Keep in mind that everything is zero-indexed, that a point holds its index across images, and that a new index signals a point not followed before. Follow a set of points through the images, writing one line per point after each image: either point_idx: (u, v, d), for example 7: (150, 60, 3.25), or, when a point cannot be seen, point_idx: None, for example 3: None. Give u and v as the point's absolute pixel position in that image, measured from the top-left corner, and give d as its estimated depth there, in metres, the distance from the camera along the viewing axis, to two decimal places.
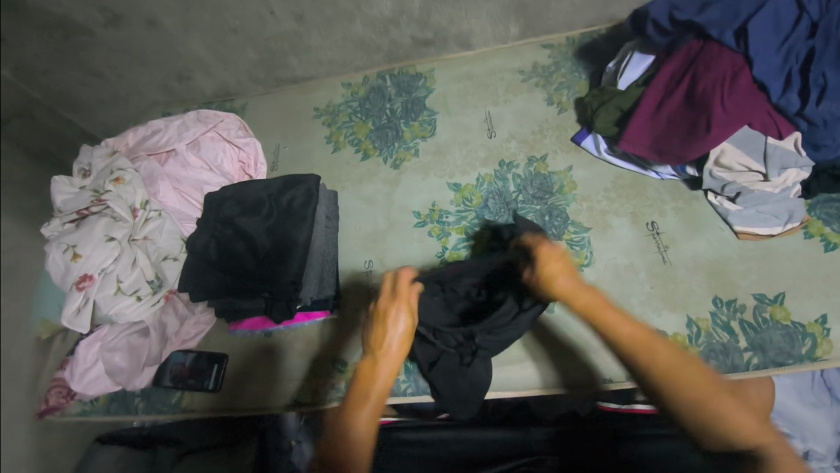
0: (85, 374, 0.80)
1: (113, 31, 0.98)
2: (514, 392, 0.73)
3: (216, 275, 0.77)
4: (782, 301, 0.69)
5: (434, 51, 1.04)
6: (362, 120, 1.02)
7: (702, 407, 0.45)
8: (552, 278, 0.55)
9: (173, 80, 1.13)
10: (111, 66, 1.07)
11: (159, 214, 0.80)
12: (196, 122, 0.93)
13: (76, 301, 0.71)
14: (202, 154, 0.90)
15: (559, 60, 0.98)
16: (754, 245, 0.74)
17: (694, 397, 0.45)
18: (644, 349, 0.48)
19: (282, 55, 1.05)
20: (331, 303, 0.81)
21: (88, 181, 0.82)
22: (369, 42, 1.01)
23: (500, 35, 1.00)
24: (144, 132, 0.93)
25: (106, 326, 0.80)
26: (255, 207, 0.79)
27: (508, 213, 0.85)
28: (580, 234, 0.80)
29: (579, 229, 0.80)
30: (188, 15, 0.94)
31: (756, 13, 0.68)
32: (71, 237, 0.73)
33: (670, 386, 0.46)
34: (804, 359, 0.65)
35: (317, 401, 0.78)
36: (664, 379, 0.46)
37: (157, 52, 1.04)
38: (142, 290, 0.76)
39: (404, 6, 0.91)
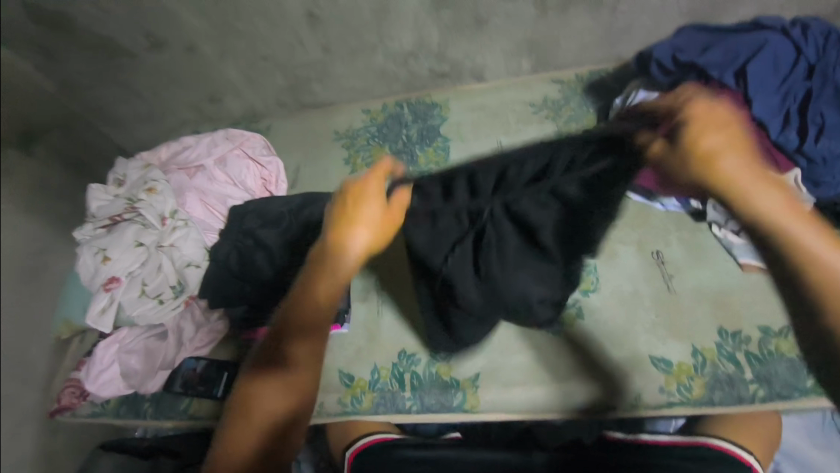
0: (100, 374, 0.82)
1: (155, 55, 1.05)
2: (518, 415, 0.73)
3: (237, 283, 0.81)
4: (787, 334, 0.69)
5: (450, 82, 1.11)
6: (380, 144, 1.09)
7: (798, 253, 0.45)
8: (713, 153, 0.46)
9: (205, 101, 1.21)
10: (149, 85, 1.15)
11: (186, 223, 0.84)
12: (224, 140, 1.00)
13: (101, 302, 0.78)
14: (227, 170, 0.95)
15: (568, 94, 1.03)
16: (758, 278, 0.75)
17: (804, 252, 0.45)
18: (759, 198, 0.46)
19: (307, 82, 1.12)
20: (343, 317, 0.84)
21: (122, 189, 0.88)
22: (390, 72, 1.08)
23: (512, 70, 1.06)
24: (176, 147, 1.00)
25: (124, 329, 0.83)
26: (275, 221, 0.83)
27: None
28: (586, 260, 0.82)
29: None
30: (225, 43, 1.02)
31: (753, 56, 0.73)
32: (102, 241, 0.80)
33: (774, 226, 0.46)
34: (810, 394, 0.65)
35: (322, 414, 0.78)
36: (785, 227, 0.45)
37: (193, 74, 1.12)
38: (164, 294, 0.81)
39: (424, 41, 0.98)
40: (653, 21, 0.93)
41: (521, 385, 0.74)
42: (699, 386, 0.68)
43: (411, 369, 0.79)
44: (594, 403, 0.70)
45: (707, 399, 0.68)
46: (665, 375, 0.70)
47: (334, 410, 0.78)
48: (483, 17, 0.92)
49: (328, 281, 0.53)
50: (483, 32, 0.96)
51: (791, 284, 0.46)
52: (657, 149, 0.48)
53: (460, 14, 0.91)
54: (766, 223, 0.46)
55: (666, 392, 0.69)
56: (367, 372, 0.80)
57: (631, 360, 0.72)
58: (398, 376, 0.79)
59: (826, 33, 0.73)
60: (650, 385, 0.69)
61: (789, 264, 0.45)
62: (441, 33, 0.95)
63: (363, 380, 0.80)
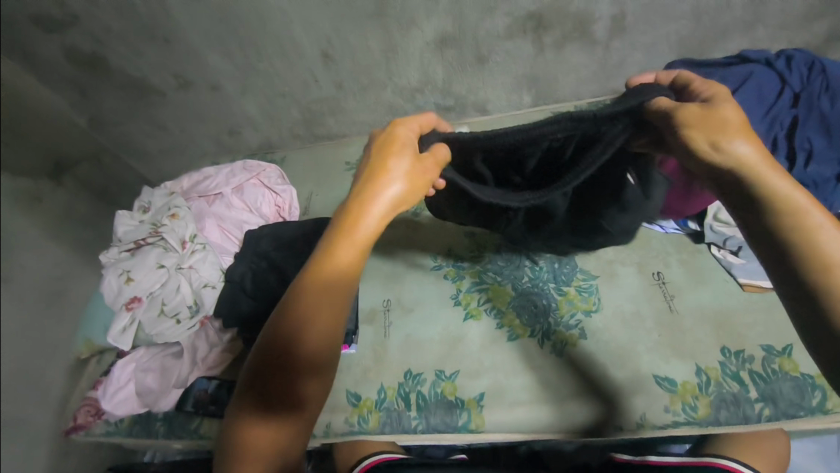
0: (115, 393, 0.85)
1: (181, 93, 1.14)
2: (523, 435, 0.73)
3: (248, 302, 0.84)
4: (791, 352, 0.70)
5: (454, 115, 1.18)
6: None
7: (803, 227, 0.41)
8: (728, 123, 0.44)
9: (225, 134, 1.30)
10: (175, 121, 1.24)
11: (204, 247, 0.89)
12: (242, 170, 1.07)
13: (122, 321, 0.84)
14: (244, 198, 1.01)
15: None
16: (761, 297, 0.76)
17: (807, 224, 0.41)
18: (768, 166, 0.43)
19: (321, 116, 1.20)
20: (350, 338, 0.85)
21: (147, 215, 0.95)
22: (398, 106, 1.15)
23: (514, 103, 1.13)
24: (197, 177, 1.07)
25: (142, 348, 0.88)
26: (288, 243, 0.88)
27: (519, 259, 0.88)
28: (587, 281, 0.84)
29: (586, 276, 0.84)
30: (246, 81, 1.10)
31: (740, 88, 0.77)
32: (127, 263, 0.86)
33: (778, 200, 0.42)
34: (816, 412, 0.65)
35: (329, 434, 0.79)
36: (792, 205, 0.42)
37: (215, 110, 1.20)
38: (181, 314, 0.85)
39: (429, 77, 1.05)
40: (644, 57, 0.99)
41: (526, 404, 0.74)
42: (704, 405, 0.69)
43: (417, 389, 0.80)
44: (600, 422, 0.70)
45: (713, 419, 0.68)
46: (668, 394, 0.70)
47: (341, 430, 0.79)
48: (484, 55, 0.99)
49: (354, 235, 0.51)
50: (485, 69, 1.02)
51: (783, 260, 0.42)
52: (689, 113, 0.44)
53: (463, 53, 0.98)
54: (773, 198, 0.42)
55: (671, 411, 0.69)
56: (374, 391, 0.82)
57: (636, 379, 0.72)
58: (404, 395, 0.80)
59: (810, 63, 0.78)
60: (655, 404, 0.70)
61: (792, 240, 0.41)
62: (445, 69, 1.03)
63: (370, 400, 0.81)
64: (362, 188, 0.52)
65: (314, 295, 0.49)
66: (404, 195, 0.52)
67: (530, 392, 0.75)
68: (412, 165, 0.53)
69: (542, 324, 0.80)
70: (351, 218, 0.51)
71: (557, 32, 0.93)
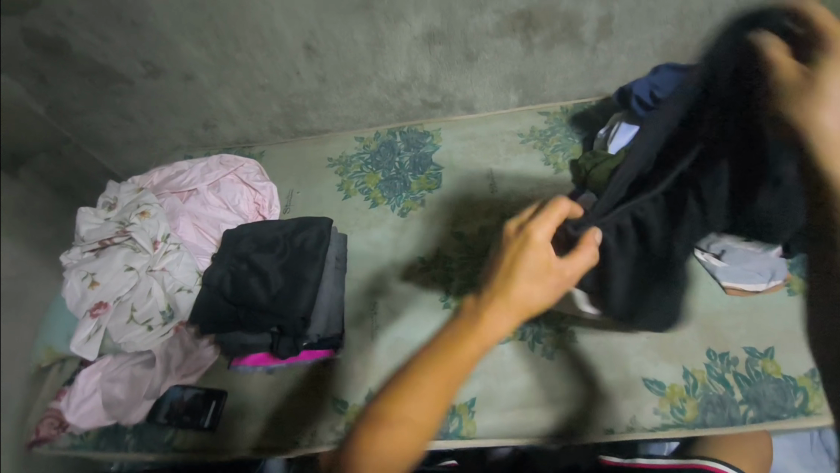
0: (80, 405, 0.78)
1: (151, 82, 1.07)
2: (514, 440, 0.72)
3: (228, 307, 0.80)
4: (772, 355, 0.72)
5: (441, 112, 1.15)
6: (373, 171, 1.11)
7: None
8: None
9: (199, 127, 1.22)
10: (143, 112, 1.16)
11: (178, 247, 0.84)
12: (218, 165, 1.01)
13: (87, 328, 0.76)
14: (221, 195, 0.96)
15: (554, 126, 1.09)
16: (742, 300, 0.79)
17: None
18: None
19: (302, 110, 1.15)
20: (337, 342, 0.82)
21: (113, 213, 0.88)
22: (383, 102, 1.12)
23: (501, 102, 1.11)
24: (169, 172, 1.00)
25: (108, 356, 0.81)
26: (270, 245, 0.85)
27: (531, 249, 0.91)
28: None
29: None
30: (223, 72, 1.04)
31: None
32: (91, 265, 0.79)
33: None
34: (798, 413, 0.68)
35: (315, 443, 0.76)
36: None
37: (189, 102, 1.14)
38: (154, 321, 0.79)
39: (416, 73, 1.03)
40: (630, 60, 1.00)
41: (518, 409, 0.74)
42: (692, 407, 0.70)
43: None
44: (591, 426, 0.70)
45: (700, 420, 0.69)
46: (657, 396, 0.72)
47: (329, 439, 0.76)
48: (473, 53, 0.97)
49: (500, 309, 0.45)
50: (473, 67, 1.01)
51: None
52: None
53: (451, 50, 0.97)
54: None
55: (660, 413, 0.70)
56: (361, 398, 0.79)
57: (625, 385, 0.73)
58: None
59: None
60: (644, 407, 0.71)
61: None
62: (432, 66, 1.00)
63: (358, 407, 0.78)
64: (521, 273, 0.46)
65: (443, 366, 0.42)
66: (543, 274, 0.47)
67: (520, 396, 0.75)
68: (555, 272, 0.47)
69: (534, 327, 0.80)
70: (498, 295, 0.46)
71: (546, 32, 0.93)
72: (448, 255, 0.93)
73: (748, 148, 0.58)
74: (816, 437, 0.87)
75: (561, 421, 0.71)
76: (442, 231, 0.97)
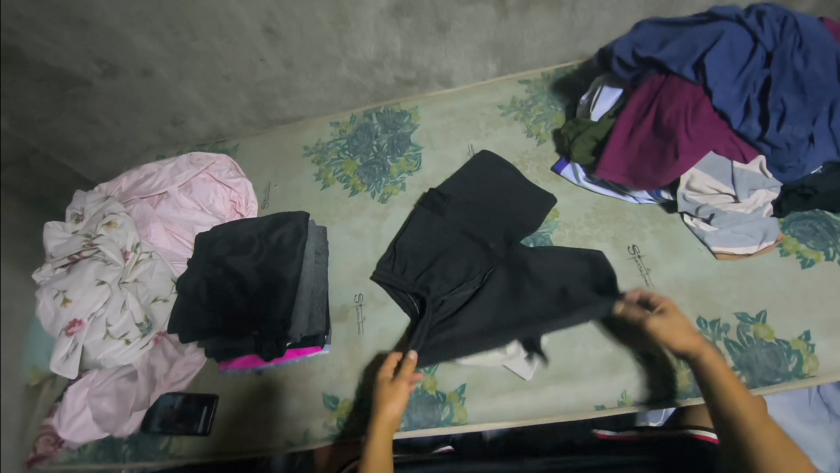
0: (72, 420, 0.77)
1: (110, 81, 1.02)
2: (506, 422, 0.72)
3: (206, 315, 0.79)
4: (764, 319, 0.71)
5: (417, 89, 1.09)
6: (350, 157, 1.07)
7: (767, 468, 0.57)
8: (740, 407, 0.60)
9: (168, 124, 1.17)
10: (107, 113, 1.11)
11: (150, 256, 0.83)
12: (188, 164, 0.96)
13: (64, 348, 0.72)
14: (193, 196, 0.93)
15: (536, 94, 1.03)
16: (733, 264, 0.76)
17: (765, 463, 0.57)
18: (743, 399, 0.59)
19: (272, 98, 1.09)
20: (322, 339, 0.81)
21: (81, 225, 0.85)
22: (356, 83, 1.06)
23: (479, 72, 1.05)
24: (138, 176, 0.96)
25: (93, 371, 0.79)
26: (245, 246, 0.84)
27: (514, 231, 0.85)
28: (550, 224, 0.87)
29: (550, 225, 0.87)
30: (182, 64, 0.99)
31: (711, 48, 0.72)
32: (62, 282, 0.74)
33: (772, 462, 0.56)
34: (792, 377, 0.67)
35: (310, 440, 0.76)
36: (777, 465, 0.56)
37: (153, 98, 1.08)
38: (130, 334, 0.77)
39: (386, 49, 0.97)
40: (612, 17, 0.94)
41: (508, 392, 0.73)
42: (682, 377, 0.69)
43: None
44: (582, 403, 0.70)
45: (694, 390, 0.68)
46: (649, 368, 0.70)
47: (322, 435, 0.76)
48: (445, 22, 0.91)
49: (381, 429, 0.66)
50: (446, 38, 0.95)
51: None
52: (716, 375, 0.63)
53: (421, 22, 0.91)
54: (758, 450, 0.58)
55: (654, 387, 0.69)
56: (352, 393, 0.78)
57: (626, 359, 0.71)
58: None
59: (783, 18, 0.71)
60: (634, 381, 0.70)
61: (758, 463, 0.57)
62: (403, 40, 0.94)
63: (349, 402, 0.78)
64: (381, 391, 0.69)
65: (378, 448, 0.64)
66: (394, 389, 0.68)
67: (510, 380, 0.74)
68: (400, 381, 0.69)
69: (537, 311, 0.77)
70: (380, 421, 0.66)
71: None
72: (423, 241, 0.86)
73: (420, 261, 0.85)
74: (814, 392, 0.85)
75: (549, 404, 0.71)
76: (419, 212, 0.90)
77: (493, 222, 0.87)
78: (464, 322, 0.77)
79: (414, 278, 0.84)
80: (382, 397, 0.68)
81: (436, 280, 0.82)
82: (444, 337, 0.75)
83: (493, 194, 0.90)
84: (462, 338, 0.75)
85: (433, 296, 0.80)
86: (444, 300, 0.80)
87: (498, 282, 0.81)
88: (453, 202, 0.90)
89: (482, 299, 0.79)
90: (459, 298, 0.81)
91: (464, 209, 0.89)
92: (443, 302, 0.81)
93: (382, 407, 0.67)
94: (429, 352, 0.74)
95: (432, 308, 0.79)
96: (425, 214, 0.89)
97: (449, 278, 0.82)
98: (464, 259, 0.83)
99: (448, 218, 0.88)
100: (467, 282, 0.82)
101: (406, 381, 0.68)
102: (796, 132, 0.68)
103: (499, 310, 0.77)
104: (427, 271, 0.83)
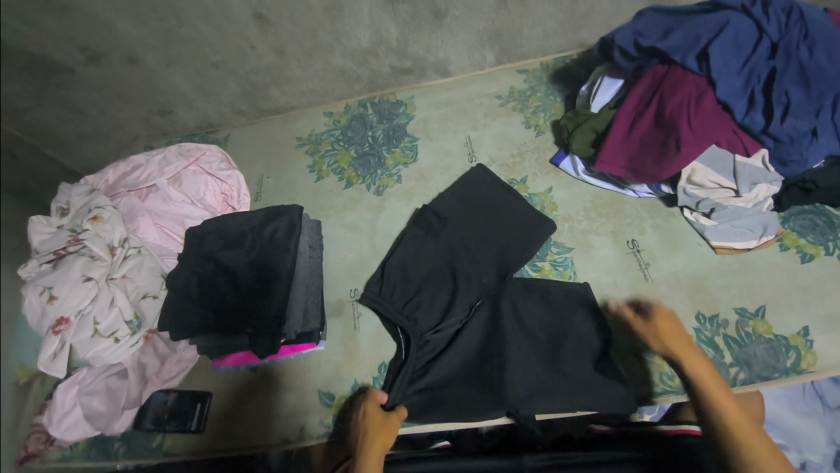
0: (62, 419, 0.76)
1: (94, 69, 0.98)
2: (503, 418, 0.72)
3: (198, 312, 0.77)
4: (763, 314, 0.71)
5: (413, 78, 1.06)
6: (344, 148, 1.04)
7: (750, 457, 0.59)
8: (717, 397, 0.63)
9: (155, 113, 1.13)
10: (92, 102, 1.07)
11: (139, 251, 0.81)
12: (177, 155, 0.93)
13: (51, 346, 0.70)
14: (183, 188, 0.91)
15: (534, 84, 1.01)
16: (732, 259, 0.76)
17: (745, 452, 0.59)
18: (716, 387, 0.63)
19: (264, 87, 1.06)
20: (317, 336, 0.79)
21: (66, 219, 0.82)
22: (350, 72, 1.03)
23: (477, 61, 1.03)
24: (125, 168, 0.93)
25: (83, 369, 0.78)
26: (237, 240, 0.82)
27: (500, 249, 0.82)
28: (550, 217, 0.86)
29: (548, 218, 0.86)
30: (169, 51, 0.95)
31: (715, 38, 0.70)
32: (47, 278, 0.72)
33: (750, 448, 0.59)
34: (790, 372, 0.67)
35: (305, 437, 0.75)
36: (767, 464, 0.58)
37: (139, 87, 1.04)
38: (120, 332, 0.75)
39: (381, 37, 0.94)
40: (613, 4, 0.91)
41: None
42: None
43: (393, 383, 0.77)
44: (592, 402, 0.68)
45: None
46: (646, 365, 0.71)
47: (317, 432, 0.75)
48: (441, 9, 0.88)
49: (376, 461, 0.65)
50: (442, 26, 0.92)
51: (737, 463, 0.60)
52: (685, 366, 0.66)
53: (417, 9, 0.88)
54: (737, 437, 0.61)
55: (650, 383, 0.70)
56: (347, 389, 0.78)
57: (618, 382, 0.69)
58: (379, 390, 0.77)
59: (788, 9, 0.69)
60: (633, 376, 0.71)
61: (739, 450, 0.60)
62: (398, 28, 0.92)
63: (345, 398, 0.77)
64: (373, 421, 0.69)
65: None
66: (387, 425, 0.68)
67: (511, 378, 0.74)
68: (392, 418, 0.69)
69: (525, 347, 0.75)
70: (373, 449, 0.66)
71: None
72: (412, 265, 0.83)
73: (409, 290, 0.81)
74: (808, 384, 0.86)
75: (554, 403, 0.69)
76: (412, 232, 0.86)
77: (487, 249, 0.82)
78: (445, 367, 0.75)
79: (402, 304, 0.80)
80: (373, 430, 0.68)
81: (423, 314, 0.79)
82: (426, 382, 0.74)
83: (486, 211, 0.86)
84: (441, 393, 0.73)
85: (419, 332, 0.78)
86: (428, 339, 0.78)
87: (482, 322, 0.78)
88: (448, 223, 0.85)
89: (469, 337, 0.77)
90: (444, 336, 0.79)
91: (459, 233, 0.85)
92: (430, 337, 0.78)
93: (373, 443, 0.66)
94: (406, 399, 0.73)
95: (416, 348, 0.76)
96: (418, 235, 0.85)
97: (434, 312, 0.80)
98: (453, 293, 0.80)
99: (441, 240, 0.84)
100: (452, 317, 0.79)
101: (399, 419, 0.70)
102: (800, 127, 0.67)
103: (481, 361, 0.75)
104: (414, 303, 0.80)
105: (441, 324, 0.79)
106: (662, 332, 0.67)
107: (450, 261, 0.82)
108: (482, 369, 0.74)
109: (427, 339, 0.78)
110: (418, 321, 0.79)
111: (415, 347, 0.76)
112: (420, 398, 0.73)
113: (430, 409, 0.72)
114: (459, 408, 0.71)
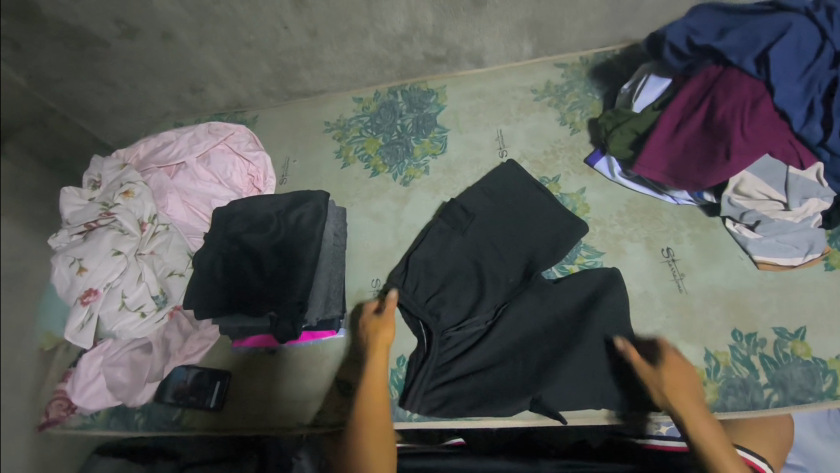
0: (85, 388, 0.78)
1: (129, 43, 0.98)
2: (523, 421, 0.72)
3: (220, 293, 0.77)
4: (803, 336, 0.67)
5: (446, 67, 1.03)
6: (372, 135, 1.02)
7: None
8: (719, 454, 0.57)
9: (186, 91, 1.13)
10: (125, 76, 1.07)
11: (167, 229, 0.82)
12: (206, 134, 0.93)
13: (79, 316, 0.72)
14: (211, 168, 0.90)
15: (573, 79, 0.97)
16: (774, 276, 0.72)
17: None
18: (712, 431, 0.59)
19: (294, 69, 1.05)
20: (338, 323, 0.79)
21: (97, 192, 0.83)
22: (382, 58, 1.00)
23: (513, 53, 0.99)
24: (155, 144, 0.94)
25: (108, 340, 0.79)
26: (263, 224, 0.82)
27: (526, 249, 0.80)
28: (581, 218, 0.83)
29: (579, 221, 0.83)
30: (203, 28, 0.95)
31: (776, 41, 0.65)
32: (78, 250, 0.73)
33: None
34: (825, 397, 0.64)
35: (319, 424, 0.75)
36: None
37: (171, 64, 1.04)
38: (146, 306, 0.76)
39: (417, 23, 0.91)
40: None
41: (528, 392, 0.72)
42: (712, 391, 0.67)
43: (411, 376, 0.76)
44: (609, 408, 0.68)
45: (720, 405, 0.66)
46: None
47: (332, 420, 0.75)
48: None
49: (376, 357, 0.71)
50: (481, 15, 0.89)
51: None
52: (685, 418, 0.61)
53: None
54: None
55: None
56: None
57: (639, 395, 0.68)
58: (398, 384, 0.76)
59: None
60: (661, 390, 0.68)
61: None
62: (435, 14, 0.89)
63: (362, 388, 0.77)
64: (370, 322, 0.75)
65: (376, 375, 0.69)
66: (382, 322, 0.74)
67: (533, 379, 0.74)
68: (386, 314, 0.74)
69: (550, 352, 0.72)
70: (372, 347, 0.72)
71: None
72: (436, 261, 0.81)
73: (433, 285, 0.80)
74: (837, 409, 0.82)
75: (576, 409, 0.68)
76: (438, 227, 0.84)
77: (516, 248, 0.80)
78: (468, 364, 0.74)
79: (425, 300, 0.79)
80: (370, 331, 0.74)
81: (446, 310, 0.78)
82: (447, 379, 0.74)
83: (518, 208, 0.84)
84: (462, 391, 0.72)
85: (441, 328, 0.77)
86: (450, 335, 0.77)
87: (509, 322, 0.75)
88: (477, 220, 0.83)
89: (494, 336, 0.75)
90: (466, 334, 0.77)
91: (487, 230, 0.83)
92: (452, 334, 0.77)
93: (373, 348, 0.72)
94: (426, 396, 0.73)
95: (438, 343, 0.75)
96: (444, 229, 0.84)
97: (458, 310, 0.78)
98: (477, 290, 0.79)
99: (468, 237, 0.82)
100: (476, 315, 0.77)
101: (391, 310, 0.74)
102: None
103: (505, 360, 0.73)
104: (437, 298, 0.79)
105: (465, 321, 0.77)
106: (666, 384, 0.62)
107: (476, 259, 0.81)
108: (504, 371, 0.72)
109: (449, 335, 0.77)
110: (441, 316, 0.78)
111: (437, 343, 0.75)
112: (441, 394, 0.73)
113: (452, 407, 0.72)
114: (483, 409, 0.70)
